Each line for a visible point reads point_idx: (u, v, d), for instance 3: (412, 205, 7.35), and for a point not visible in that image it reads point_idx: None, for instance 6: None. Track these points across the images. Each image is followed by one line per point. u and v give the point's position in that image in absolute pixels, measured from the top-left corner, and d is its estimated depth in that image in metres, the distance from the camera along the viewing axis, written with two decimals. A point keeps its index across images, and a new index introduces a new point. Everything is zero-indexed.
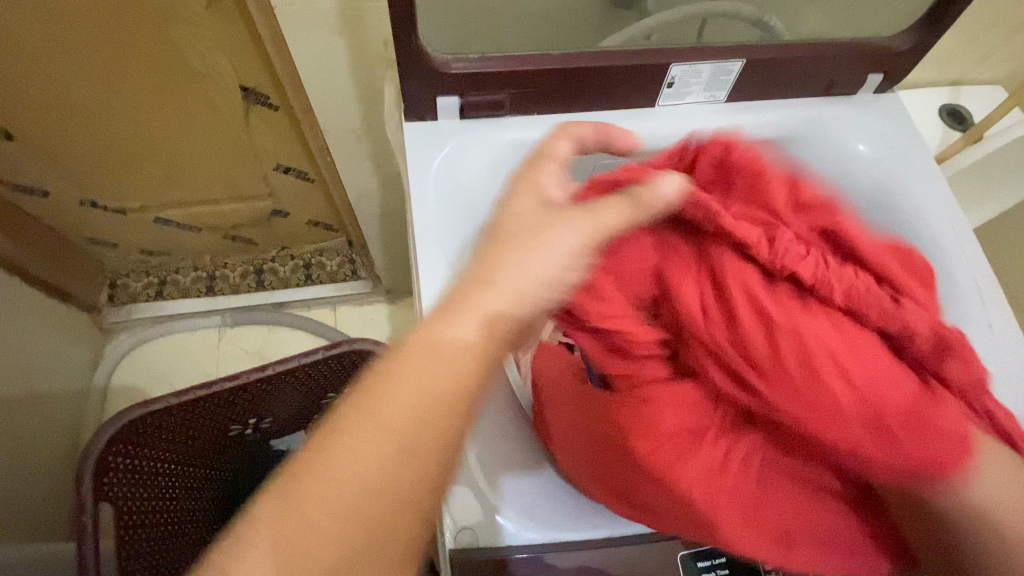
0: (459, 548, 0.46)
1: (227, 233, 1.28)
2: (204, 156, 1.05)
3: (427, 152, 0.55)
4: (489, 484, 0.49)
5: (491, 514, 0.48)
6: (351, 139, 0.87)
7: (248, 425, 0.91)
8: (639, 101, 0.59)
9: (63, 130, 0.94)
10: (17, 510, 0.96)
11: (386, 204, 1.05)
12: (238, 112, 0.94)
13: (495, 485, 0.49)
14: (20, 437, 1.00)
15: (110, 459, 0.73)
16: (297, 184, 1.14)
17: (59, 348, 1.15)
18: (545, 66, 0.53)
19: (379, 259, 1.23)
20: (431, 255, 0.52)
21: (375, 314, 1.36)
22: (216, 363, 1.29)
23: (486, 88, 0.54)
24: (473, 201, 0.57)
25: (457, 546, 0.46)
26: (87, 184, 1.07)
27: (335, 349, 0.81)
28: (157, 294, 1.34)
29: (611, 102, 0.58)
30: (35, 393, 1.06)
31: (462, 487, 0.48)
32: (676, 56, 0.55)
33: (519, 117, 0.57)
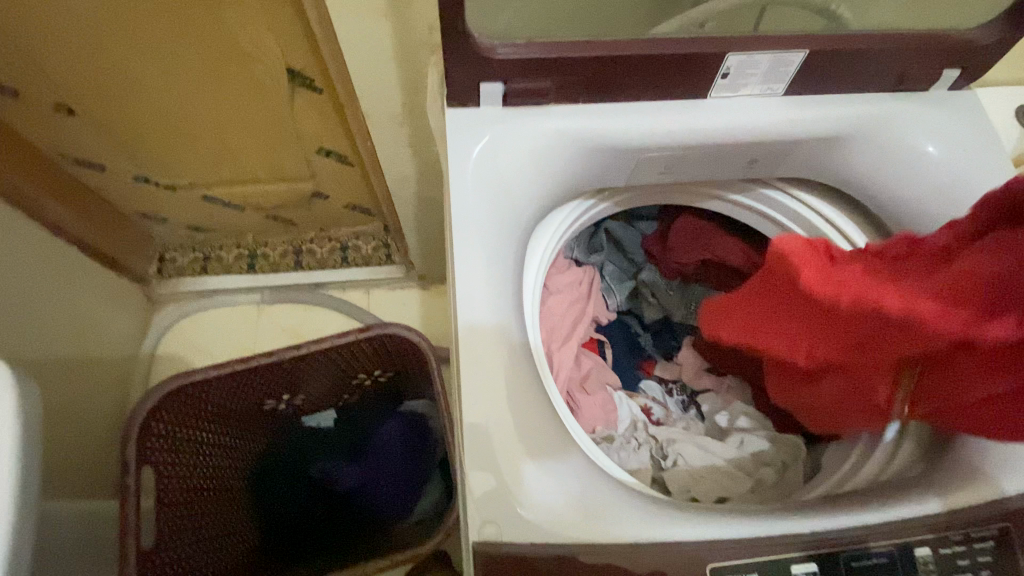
0: (485, 541, 0.45)
1: (270, 213, 1.32)
2: (251, 136, 1.08)
3: (468, 139, 0.55)
4: (515, 477, 0.47)
5: (512, 507, 0.46)
6: (392, 125, 0.87)
7: (280, 401, 0.94)
8: (695, 86, 0.56)
9: (119, 106, 0.97)
10: (70, 465, 1.02)
11: (423, 190, 1.06)
12: (284, 92, 0.96)
13: (520, 476, 0.47)
14: (76, 398, 1.07)
15: (153, 426, 0.77)
16: (338, 168, 1.16)
17: (111, 316, 1.21)
18: (597, 54, 0.52)
19: (413, 244, 1.26)
20: (470, 244, 0.53)
21: (407, 299, 1.41)
22: (255, 338, 1.35)
23: (534, 76, 0.53)
24: (507, 191, 0.55)
25: (481, 539, 0.45)
26: (140, 160, 1.12)
27: (367, 331, 0.84)
28: (202, 270, 1.39)
29: (660, 93, 0.56)
30: (87, 358, 1.12)
31: (486, 473, 0.47)
32: (734, 46, 0.53)
33: (564, 105, 0.56)
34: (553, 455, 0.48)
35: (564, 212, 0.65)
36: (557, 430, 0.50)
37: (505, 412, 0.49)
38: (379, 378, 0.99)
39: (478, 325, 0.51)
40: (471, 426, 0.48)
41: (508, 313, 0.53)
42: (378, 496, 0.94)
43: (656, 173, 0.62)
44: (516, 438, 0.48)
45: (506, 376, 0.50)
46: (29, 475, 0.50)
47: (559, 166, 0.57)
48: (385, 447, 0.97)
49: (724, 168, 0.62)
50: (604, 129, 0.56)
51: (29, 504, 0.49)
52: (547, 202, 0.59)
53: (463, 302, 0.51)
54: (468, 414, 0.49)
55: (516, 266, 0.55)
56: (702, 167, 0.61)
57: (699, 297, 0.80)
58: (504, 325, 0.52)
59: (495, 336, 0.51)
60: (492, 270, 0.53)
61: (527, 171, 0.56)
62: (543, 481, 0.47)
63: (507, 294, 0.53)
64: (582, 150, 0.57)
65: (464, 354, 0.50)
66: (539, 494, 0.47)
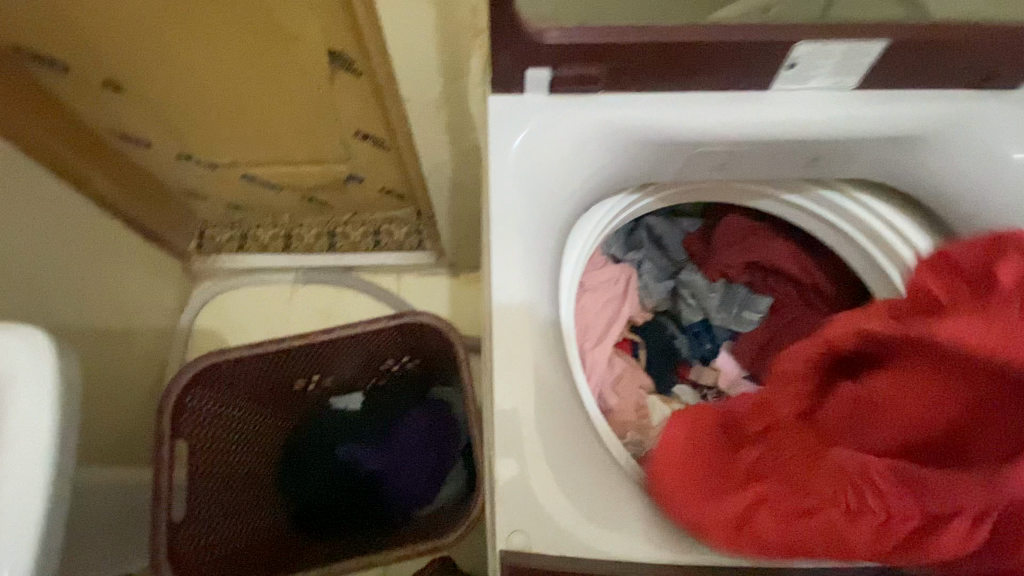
0: (511, 549, 0.46)
1: (305, 194, 1.33)
2: (289, 117, 1.08)
3: (510, 129, 0.52)
4: (539, 475, 0.47)
5: (537, 510, 0.47)
6: (430, 110, 0.86)
7: (310, 380, 0.95)
8: (756, 77, 0.52)
9: (164, 84, 0.99)
10: (108, 430, 1.07)
11: (458, 178, 1.05)
12: (323, 74, 0.95)
13: (545, 479, 0.47)
14: (115, 366, 1.11)
15: (186, 400, 0.78)
16: (374, 152, 1.16)
17: (152, 289, 1.25)
18: (653, 39, 0.48)
19: (445, 231, 1.25)
20: (507, 238, 0.51)
21: (436, 286, 1.41)
22: (287, 317, 1.37)
23: (584, 62, 0.50)
24: (548, 183, 0.53)
25: (508, 546, 0.46)
26: (182, 138, 1.13)
27: (397, 319, 0.84)
28: (240, 248, 1.42)
29: (717, 83, 0.53)
30: (128, 328, 1.16)
31: (511, 462, 0.48)
32: (806, 33, 0.49)
33: (613, 95, 0.53)
34: (578, 448, 0.49)
35: (606, 207, 0.62)
36: (581, 425, 0.51)
37: (533, 407, 0.49)
38: (407, 364, 0.99)
39: (511, 320, 0.50)
40: (502, 412, 0.49)
41: (539, 292, 0.52)
42: (400, 480, 0.95)
43: (708, 170, 0.59)
44: (543, 433, 0.48)
45: (536, 368, 0.50)
46: (66, 450, 0.51)
47: (603, 159, 0.55)
48: (410, 432, 0.98)
49: (782, 168, 0.59)
50: (655, 122, 0.53)
51: (63, 478, 0.51)
52: (587, 196, 0.57)
53: (498, 280, 0.51)
54: (499, 400, 0.49)
55: (552, 262, 0.54)
56: (758, 165, 0.58)
57: (743, 301, 0.76)
58: (539, 301, 0.52)
59: (528, 331, 0.50)
60: (528, 266, 0.51)
61: (571, 164, 0.54)
62: (566, 471, 0.48)
63: (539, 273, 0.52)
64: (630, 144, 0.54)
65: (496, 346, 0.50)
66: (565, 498, 0.47)
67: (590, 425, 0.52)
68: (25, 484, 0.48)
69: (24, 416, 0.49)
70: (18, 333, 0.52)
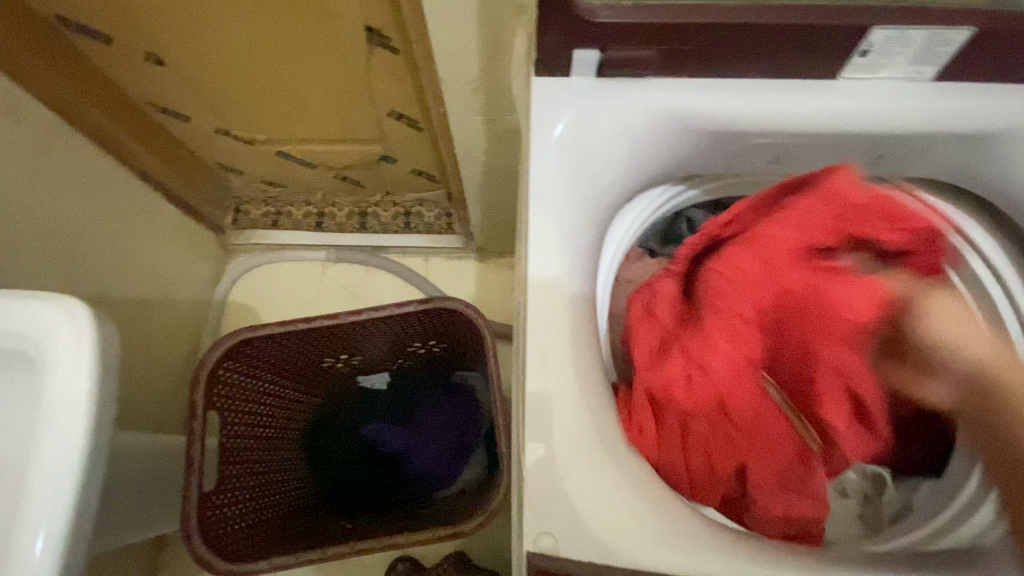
0: (540, 552, 0.45)
1: (338, 173, 1.33)
2: (326, 95, 1.07)
3: (554, 112, 0.50)
4: (570, 475, 0.46)
5: (564, 509, 0.46)
6: (466, 91, 0.83)
7: (338, 359, 0.96)
8: (817, 63, 0.49)
9: (204, 58, 0.99)
10: (143, 396, 1.11)
11: (491, 162, 1.03)
12: (361, 51, 0.94)
13: (577, 483, 0.46)
14: (151, 335, 1.14)
15: (220, 372, 0.80)
16: (408, 132, 1.15)
17: (189, 261, 1.28)
18: (711, 20, 0.45)
19: (475, 215, 1.24)
20: (546, 226, 0.50)
21: (464, 270, 1.40)
22: (318, 295, 1.39)
23: (635, 44, 0.47)
24: (590, 171, 0.51)
25: (536, 548, 0.45)
26: (221, 113, 1.15)
27: (426, 304, 0.83)
28: (273, 224, 1.44)
29: (778, 69, 0.50)
30: (166, 298, 1.19)
31: (540, 447, 0.47)
32: (882, 17, 0.45)
33: (666, 79, 0.51)
34: (608, 441, 0.48)
35: (650, 197, 0.61)
36: (612, 417, 0.50)
37: (565, 397, 0.48)
38: (433, 348, 0.99)
39: (546, 312, 0.49)
40: (535, 395, 0.48)
41: (574, 266, 0.51)
42: (421, 460, 0.96)
43: (762, 162, 0.56)
44: (574, 423, 0.48)
45: (568, 364, 0.49)
46: (104, 407, 0.56)
47: (650, 148, 0.53)
48: (434, 414, 0.99)
49: (841, 162, 0.56)
50: (708, 111, 0.51)
51: (103, 431, 0.56)
52: (629, 186, 0.55)
53: (535, 247, 0.49)
54: (533, 384, 0.48)
55: (589, 255, 0.52)
56: (815, 157, 0.55)
57: None
58: (578, 276, 0.51)
59: (563, 324, 0.49)
60: (565, 260, 0.50)
61: (616, 152, 0.52)
62: (595, 462, 0.47)
63: (582, 253, 0.51)
64: (681, 132, 0.52)
65: (531, 333, 0.49)
66: (596, 500, 0.46)
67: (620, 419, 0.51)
68: (69, 436, 0.53)
69: (65, 377, 0.54)
70: (56, 301, 0.56)
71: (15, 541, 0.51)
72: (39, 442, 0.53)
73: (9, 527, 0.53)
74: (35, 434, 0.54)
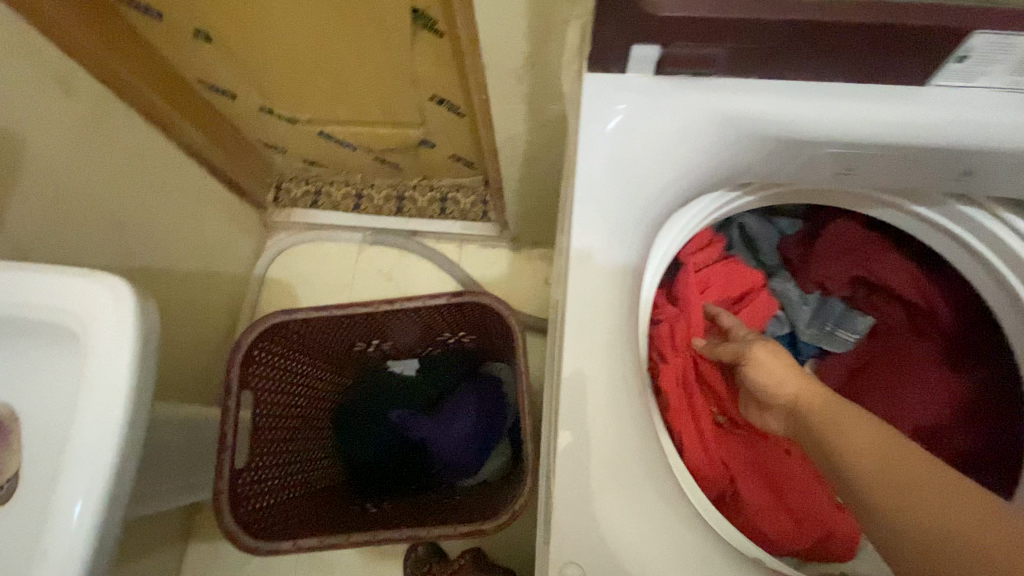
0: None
1: (377, 155, 1.33)
2: (368, 77, 1.06)
3: (608, 106, 0.48)
4: (601, 498, 0.45)
5: (592, 531, 0.44)
6: (511, 78, 0.80)
7: (370, 344, 0.97)
8: (898, 63, 0.46)
9: (251, 36, 1.00)
10: (181, 366, 1.14)
11: (531, 152, 1.00)
12: (405, 33, 0.92)
13: (608, 507, 0.45)
14: (192, 307, 1.18)
15: (255, 353, 0.81)
16: (449, 117, 1.13)
17: (230, 236, 1.31)
18: (787, 15, 0.42)
19: (511, 205, 1.22)
20: (592, 225, 0.48)
21: (497, 259, 1.39)
22: (352, 276, 1.40)
23: (704, 40, 0.44)
24: (639, 171, 0.49)
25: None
26: (266, 92, 1.15)
27: (459, 297, 0.82)
28: (312, 203, 1.45)
29: (856, 70, 0.47)
30: (207, 272, 1.23)
31: (572, 436, 0.45)
32: (983, 20, 0.43)
33: (732, 79, 0.48)
34: (639, 450, 0.46)
35: (702, 205, 0.57)
36: (646, 427, 0.47)
37: (599, 397, 0.46)
38: (463, 339, 0.99)
39: (586, 318, 0.47)
40: (569, 377, 0.46)
41: (620, 254, 0.48)
42: (448, 452, 0.96)
43: (827, 169, 0.53)
44: (608, 435, 0.46)
45: (607, 375, 0.46)
46: (142, 383, 0.57)
47: (709, 152, 0.50)
48: (464, 406, 0.97)
49: (919, 175, 0.52)
50: (774, 114, 0.48)
51: (140, 407, 0.57)
52: (682, 190, 0.52)
53: (579, 220, 0.48)
54: (566, 365, 0.47)
55: (640, 263, 0.50)
56: (889, 170, 0.52)
57: (838, 317, 0.73)
58: (624, 270, 0.49)
59: (602, 328, 0.47)
60: (608, 240, 0.48)
61: (669, 151, 0.49)
62: (621, 473, 0.45)
63: (630, 239, 0.49)
64: (744, 136, 0.49)
65: (569, 328, 0.47)
66: (626, 523, 0.44)
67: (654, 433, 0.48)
68: (106, 412, 0.55)
69: (105, 353, 0.56)
70: (99, 278, 0.57)
71: (54, 507, 0.53)
72: (81, 414, 0.55)
73: (50, 491, 0.55)
74: (76, 406, 0.56)
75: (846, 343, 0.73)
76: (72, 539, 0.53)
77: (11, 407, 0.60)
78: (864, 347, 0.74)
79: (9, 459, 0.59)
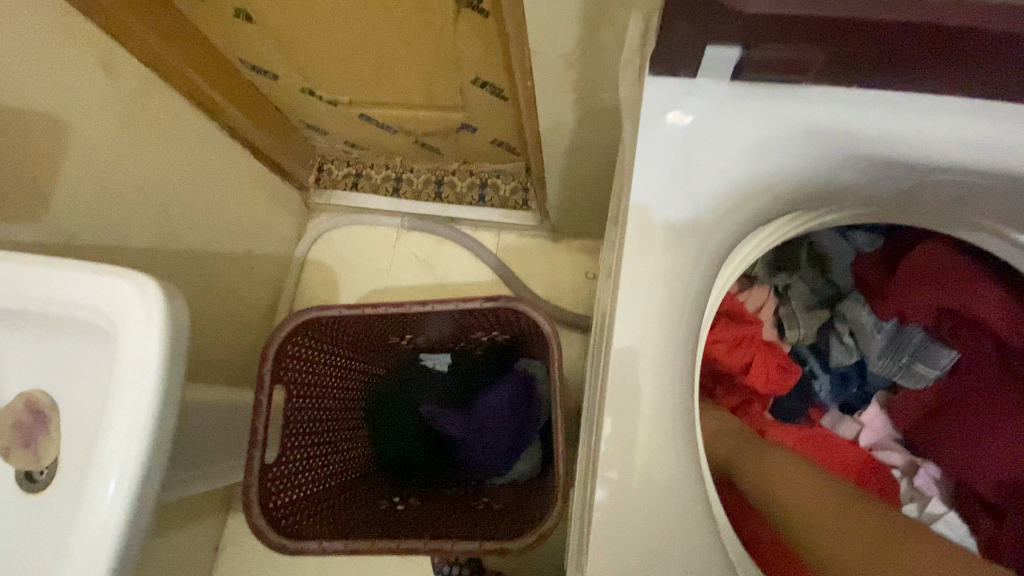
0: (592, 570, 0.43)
1: (418, 139, 1.29)
2: (409, 59, 1.02)
3: (680, 102, 0.47)
4: (642, 469, 0.44)
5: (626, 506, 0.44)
6: (559, 66, 0.74)
7: (403, 337, 0.95)
8: (989, 79, 0.45)
9: (293, 16, 0.97)
10: (220, 346, 1.16)
11: (577, 142, 0.93)
12: (448, 13, 0.87)
13: (643, 486, 0.44)
14: (233, 288, 1.19)
15: (287, 347, 0.81)
16: (491, 101, 1.07)
17: (273, 218, 1.31)
18: (893, 19, 0.41)
19: (553, 196, 1.16)
20: (653, 223, 0.47)
21: (536, 250, 1.34)
22: (390, 262, 1.38)
23: (795, 44, 0.43)
24: (701, 179, 0.47)
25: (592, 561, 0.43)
26: (307, 73, 1.13)
27: (494, 301, 0.80)
28: (353, 185, 1.44)
29: (951, 84, 0.46)
30: (249, 252, 1.24)
31: (616, 416, 0.45)
32: None
33: (821, 88, 0.47)
34: (678, 456, 0.44)
35: (775, 226, 0.53)
36: (690, 429, 0.46)
37: (642, 390, 0.45)
38: (496, 336, 0.96)
39: (640, 298, 0.46)
40: (621, 348, 0.46)
41: (688, 235, 0.47)
42: (479, 451, 0.94)
43: (911, 181, 0.50)
44: (651, 419, 0.45)
45: (651, 381, 0.45)
46: (170, 385, 0.57)
47: (788, 162, 0.48)
48: (497, 404, 0.94)
49: (1010, 209, 0.50)
50: (858, 127, 0.47)
51: (169, 409, 0.57)
52: (751, 209, 0.49)
53: (642, 172, 0.47)
54: (619, 336, 0.46)
55: (702, 284, 0.47)
56: (985, 195, 0.50)
57: (917, 348, 0.65)
58: (689, 247, 0.47)
59: (656, 322, 0.46)
60: (669, 190, 0.47)
61: (735, 160, 0.47)
62: (656, 465, 0.44)
63: (702, 227, 0.47)
64: (829, 150, 0.48)
65: (623, 297, 0.46)
66: (657, 536, 0.43)
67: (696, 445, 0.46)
68: (135, 412, 0.55)
69: (135, 352, 0.55)
70: (130, 278, 0.57)
71: (85, 503, 0.54)
72: (110, 412, 0.55)
73: (82, 486, 0.56)
74: (107, 403, 0.56)
75: (923, 378, 0.66)
76: (98, 534, 0.53)
77: (54, 397, 0.61)
78: (951, 387, 0.65)
79: (51, 446, 0.61)
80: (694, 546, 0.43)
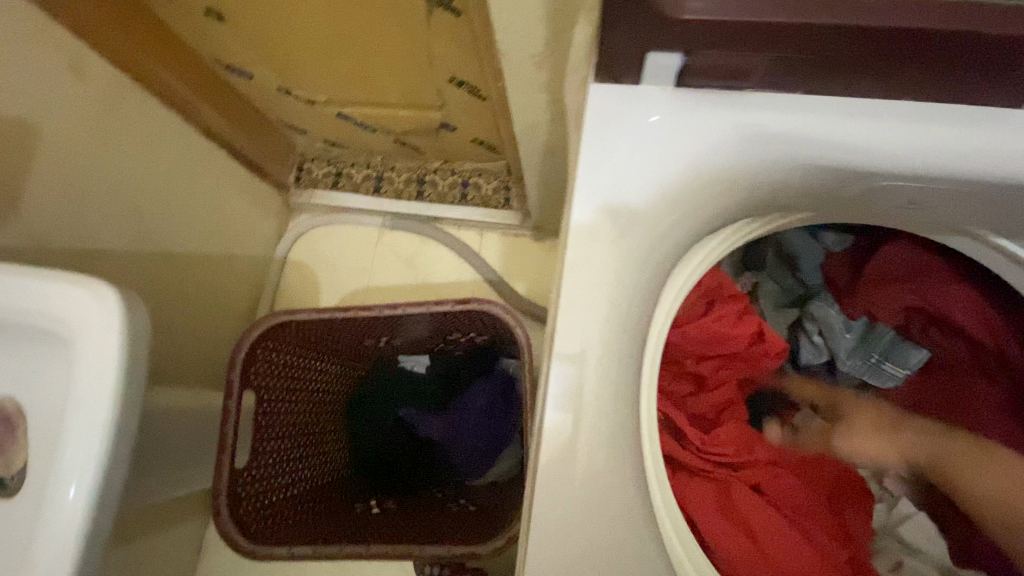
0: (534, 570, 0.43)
1: (398, 138, 1.28)
2: (385, 58, 1.01)
3: (623, 111, 0.47)
4: (583, 469, 0.44)
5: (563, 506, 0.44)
6: (529, 66, 0.73)
7: (380, 340, 0.94)
8: (930, 82, 0.45)
9: (264, 15, 0.95)
10: (199, 348, 1.15)
11: (552, 141, 0.92)
12: (420, 12, 0.85)
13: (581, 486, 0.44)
14: (210, 289, 1.18)
15: (257, 352, 0.81)
16: (468, 100, 1.06)
17: (252, 218, 1.30)
18: (831, 22, 0.41)
19: (533, 195, 1.15)
20: (598, 229, 0.46)
21: (518, 249, 1.33)
22: (372, 261, 1.37)
23: (736, 50, 0.44)
24: (648, 186, 0.47)
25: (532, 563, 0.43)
26: (282, 72, 1.11)
27: (464, 305, 0.80)
28: (333, 184, 1.42)
29: (889, 89, 0.46)
30: (228, 253, 1.23)
31: (561, 419, 0.44)
32: None
33: (762, 95, 0.47)
34: (620, 458, 0.45)
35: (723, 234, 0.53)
36: (632, 432, 0.46)
37: (587, 394, 0.45)
38: (473, 338, 0.95)
39: (580, 305, 0.46)
40: (565, 356, 0.45)
41: (637, 243, 0.47)
42: (457, 452, 0.94)
43: (859, 187, 0.50)
44: (596, 423, 0.44)
45: (599, 387, 0.45)
46: (130, 394, 0.56)
47: (732, 168, 0.48)
48: (474, 405, 0.94)
49: (961, 211, 0.51)
50: (796, 132, 0.47)
51: (129, 417, 0.56)
52: (703, 214, 0.49)
53: (585, 174, 0.47)
54: (562, 344, 0.45)
55: (649, 286, 0.48)
56: (937, 198, 0.50)
57: (888, 348, 0.65)
58: (632, 258, 0.47)
59: (598, 327, 0.45)
60: (620, 183, 0.47)
61: (682, 166, 0.47)
62: (596, 465, 0.44)
63: (653, 234, 0.47)
64: (767, 152, 0.47)
65: (563, 304, 0.46)
66: (602, 538, 0.43)
67: (637, 449, 0.47)
68: (94, 423, 0.54)
69: (94, 361, 0.54)
70: (89, 286, 0.56)
71: (44, 513, 0.53)
72: (68, 422, 0.54)
73: (42, 497, 0.55)
74: (66, 413, 0.55)
75: (893, 377, 0.67)
76: (57, 546, 0.52)
77: (20, 403, 0.60)
78: (915, 387, 0.66)
79: (20, 452, 0.60)
80: (633, 545, 0.44)
